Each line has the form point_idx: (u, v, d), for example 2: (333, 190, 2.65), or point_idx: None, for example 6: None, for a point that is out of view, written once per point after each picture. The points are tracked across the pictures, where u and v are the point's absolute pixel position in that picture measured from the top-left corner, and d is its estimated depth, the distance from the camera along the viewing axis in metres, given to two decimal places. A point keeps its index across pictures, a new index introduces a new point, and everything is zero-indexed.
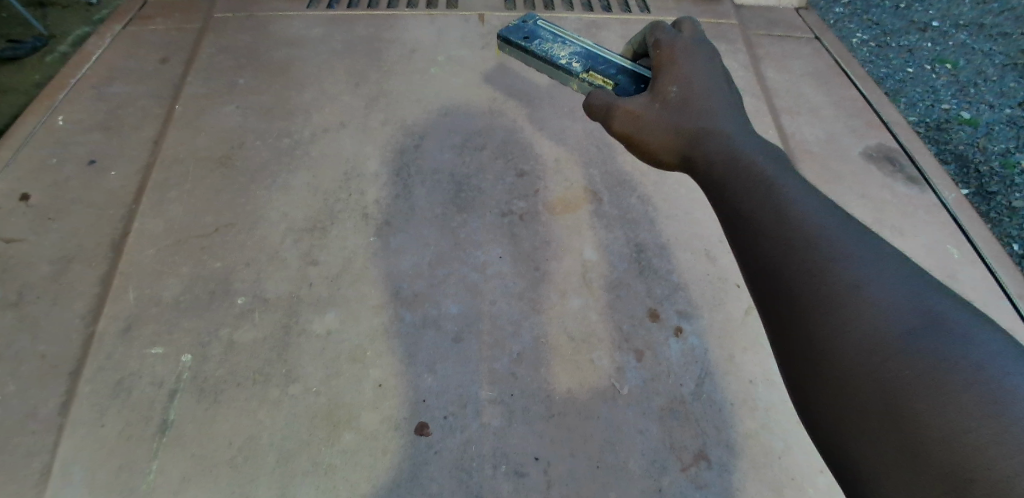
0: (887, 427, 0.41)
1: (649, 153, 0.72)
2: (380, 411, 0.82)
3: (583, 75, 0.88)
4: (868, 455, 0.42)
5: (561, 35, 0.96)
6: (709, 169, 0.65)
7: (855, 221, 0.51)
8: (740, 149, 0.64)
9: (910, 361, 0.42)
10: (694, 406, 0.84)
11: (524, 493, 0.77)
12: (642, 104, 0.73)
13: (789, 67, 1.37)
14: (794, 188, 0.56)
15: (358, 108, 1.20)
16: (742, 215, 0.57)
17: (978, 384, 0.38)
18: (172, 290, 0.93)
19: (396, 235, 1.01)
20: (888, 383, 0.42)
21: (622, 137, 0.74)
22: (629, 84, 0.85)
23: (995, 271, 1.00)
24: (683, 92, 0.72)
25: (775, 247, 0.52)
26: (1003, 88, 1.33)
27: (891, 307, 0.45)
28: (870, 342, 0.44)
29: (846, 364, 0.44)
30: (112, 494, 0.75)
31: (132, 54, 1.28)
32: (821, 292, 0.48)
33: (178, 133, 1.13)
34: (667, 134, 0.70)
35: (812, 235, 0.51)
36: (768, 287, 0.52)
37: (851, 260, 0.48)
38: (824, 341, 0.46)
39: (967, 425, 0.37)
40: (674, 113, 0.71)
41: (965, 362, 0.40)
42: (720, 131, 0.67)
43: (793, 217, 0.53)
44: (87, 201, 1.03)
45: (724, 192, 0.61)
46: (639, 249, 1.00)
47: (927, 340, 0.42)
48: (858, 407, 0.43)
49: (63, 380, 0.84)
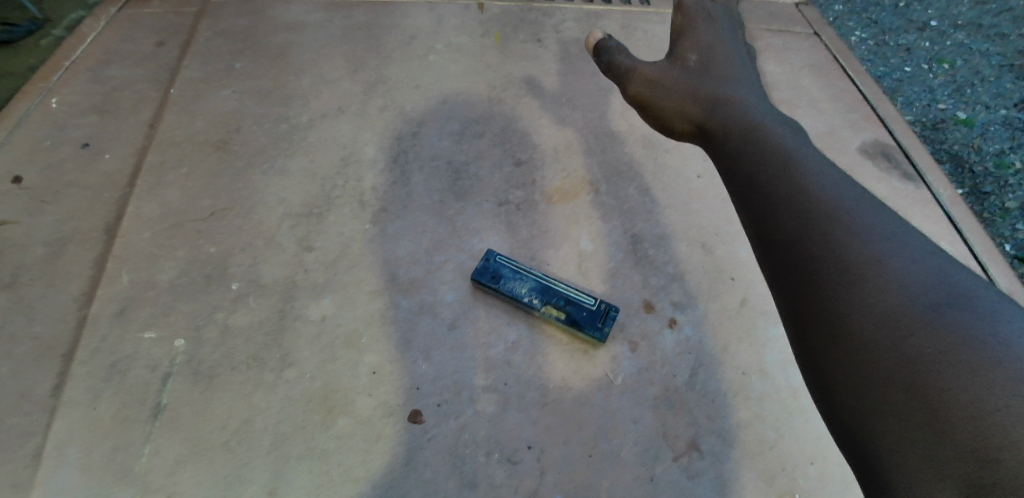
0: (910, 404, 0.42)
1: (663, 118, 0.78)
2: (375, 396, 0.83)
3: (544, 308, 0.90)
4: (885, 433, 0.43)
5: (525, 265, 0.95)
6: (725, 136, 0.69)
7: (872, 201, 0.54)
8: (757, 120, 0.68)
9: (932, 339, 0.43)
10: (688, 395, 0.85)
11: (518, 479, 0.77)
12: (659, 71, 0.80)
13: (788, 61, 1.36)
14: (812, 165, 0.59)
15: (356, 94, 1.20)
16: (760, 189, 0.59)
17: (1002, 363, 0.40)
18: (167, 273, 0.93)
19: (393, 221, 1.01)
20: (911, 360, 0.43)
21: (636, 100, 0.81)
22: (594, 324, 0.89)
23: (988, 269, 1.02)
24: (702, 59, 0.78)
25: (797, 224, 0.54)
26: (999, 89, 1.34)
27: (911, 286, 0.47)
28: (890, 318, 0.46)
29: (865, 339, 0.46)
30: (106, 475, 0.75)
31: (127, 36, 1.27)
32: (841, 267, 0.50)
33: (175, 117, 1.13)
34: (681, 98, 0.76)
35: (831, 213, 0.53)
36: (783, 262, 0.54)
37: (874, 239, 0.50)
38: (842, 317, 0.48)
39: (993, 404, 0.39)
40: (690, 78, 0.77)
41: (989, 342, 0.41)
42: (735, 100, 0.72)
43: (811, 194, 0.55)
44: (82, 183, 1.02)
45: (742, 165, 0.63)
46: (637, 240, 1.01)
47: (949, 318, 0.44)
48: (877, 383, 0.45)
49: (58, 361, 0.84)
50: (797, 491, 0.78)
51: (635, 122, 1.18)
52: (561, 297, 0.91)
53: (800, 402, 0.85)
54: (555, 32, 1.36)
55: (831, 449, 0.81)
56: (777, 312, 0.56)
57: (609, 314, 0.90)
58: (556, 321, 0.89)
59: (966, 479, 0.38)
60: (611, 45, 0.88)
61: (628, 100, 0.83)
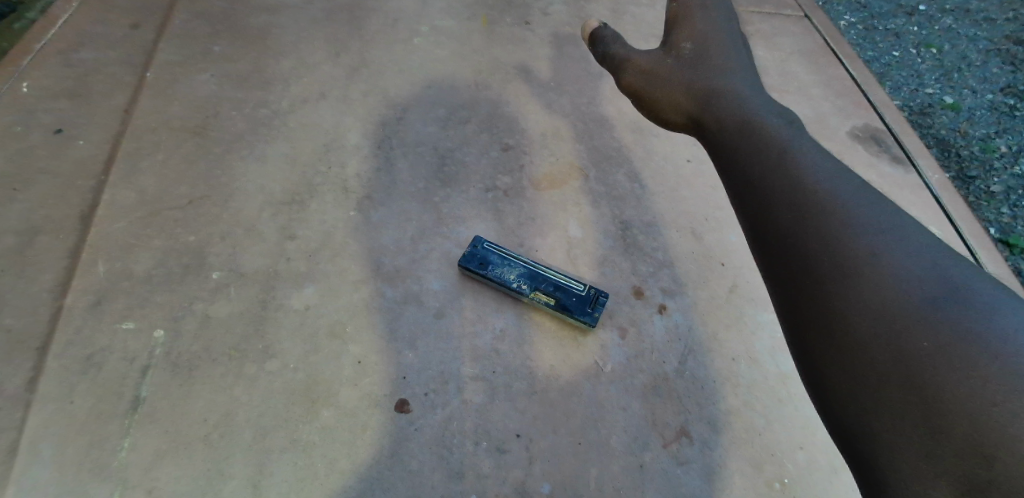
0: (909, 402, 0.41)
1: (658, 110, 0.77)
2: (360, 387, 0.81)
3: (533, 293, 0.89)
4: (883, 431, 0.42)
5: (513, 252, 0.94)
6: (720, 129, 0.68)
7: (868, 192, 0.53)
8: (752, 111, 0.66)
9: (929, 335, 0.42)
10: (677, 383, 0.84)
11: (506, 470, 0.76)
12: (653, 62, 0.78)
13: (779, 46, 1.35)
14: (808, 157, 0.57)
15: (339, 78, 1.17)
16: (755, 185, 0.58)
17: (1000, 358, 0.39)
18: (144, 263, 0.90)
19: (378, 209, 0.98)
20: (908, 356, 0.43)
21: (631, 91, 0.80)
22: (584, 308, 0.88)
23: (975, 253, 1.02)
24: (696, 49, 0.76)
25: (792, 220, 0.53)
26: (986, 74, 1.33)
27: (910, 280, 0.46)
28: (887, 313, 0.45)
29: (861, 335, 0.46)
30: (82, 471, 0.73)
31: (99, 18, 1.21)
32: (837, 262, 0.49)
33: (151, 102, 1.09)
34: (675, 90, 0.75)
35: (827, 207, 0.52)
36: (779, 258, 0.53)
37: (871, 233, 0.49)
38: (839, 313, 0.47)
39: (991, 401, 0.38)
40: (683, 68, 0.75)
41: (986, 336, 0.41)
42: (731, 91, 0.70)
43: (805, 188, 0.54)
44: (54, 171, 0.98)
45: (738, 158, 0.62)
46: (625, 226, 0.99)
47: (947, 312, 0.43)
48: (874, 380, 0.44)
49: (31, 355, 0.81)
50: (786, 478, 0.78)
51: (623, 108, 1.16)
52: (550, 282, 0.90)
53: (788, 389, 0.85)
54: (543, 15, 1.33)
55: (818, 433, 0.82)
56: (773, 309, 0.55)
57: (599, 299, 0.89)
58: (546, 306, 0.88)
59: (965, 477, 0.37)
60: (606, 34, 0.87)
61: (623, 91, 0.82)
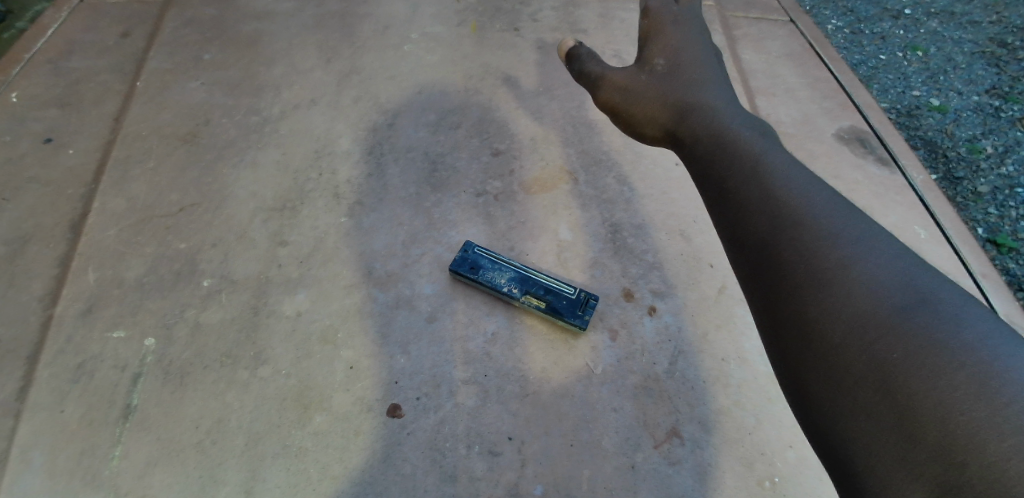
0: (883, 406, 0.42)
1: (635, 124, 0.77)
2: (352, 392, 0.81)
3: (524, 297, 0.89)
4: (860, 435, 0.43)
5: (504, 256, 0.95)
6: (696, 142, 0.69)
7: (841, 202, 0.54)
8: (727, 124, 0.67)
9: (901, 341, 0.43)
10: (668, 384, 0.85)
11: (498, 472, 0.77)
12: (629, 77, 0.79)
13: (765, 49, 1.37)
14: (782, 168, 0.59)
15: (329, 85, 1.17)
16: (733, 194, 0.59)
17: (969, 367, 0.40)
18: (134, 270, 0.90)
19: (369, 214, 0.99)
20: (881, 362, 0.43)
21: (608, 106, 0.80)
22: (575, 312, 0.88)
23: (960, 251, 1.04)
24: (669, 63, 0.78)
25: (769, 229, 0.54)
26: (971, 76, 1.35)
27: (882, 286, 0.47)
28: (862, 318, 0.46)
29: (836, 340, 0.46)
30: (73, 480, 0.73)
31: (89, 26, 1.22)
32: (813, 270, 0.50)
33: (141, 110, 1.09)
34: (651, 103, 0.75)
35: (802, 217, 0.53)
36: (757, 264, 0.54)
37: (844, 243, 0.51)
38: (816, 320, 0.48)
39: (960, 405, 0.39)
40: (659, 83, 0.76)
41: (955, 343, 0.42)
42: (706, 104, 0.71)
43: (779, 198, 0.55)
44: (44, 179, 0.98)
45: (714, 169, 0.63)
46: (616, 229, 1.00)
47: (917, 318, 0.44)
48: (849, 384, 0.45)
49: (20, 365, 0.81)
50: (777, 476, 0.79)
51: None
52: (541, 286, 0.91)
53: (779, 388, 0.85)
54: (532, 21, 1.34)
55: None
56: (751, 313, 0.56)
57: (589, 302, 0.90)
58: (536, 309, 0.89)
59: (938, 482, 0.38)
60: (583, 52, 0.88)
61: (599, 107, 0.82)
